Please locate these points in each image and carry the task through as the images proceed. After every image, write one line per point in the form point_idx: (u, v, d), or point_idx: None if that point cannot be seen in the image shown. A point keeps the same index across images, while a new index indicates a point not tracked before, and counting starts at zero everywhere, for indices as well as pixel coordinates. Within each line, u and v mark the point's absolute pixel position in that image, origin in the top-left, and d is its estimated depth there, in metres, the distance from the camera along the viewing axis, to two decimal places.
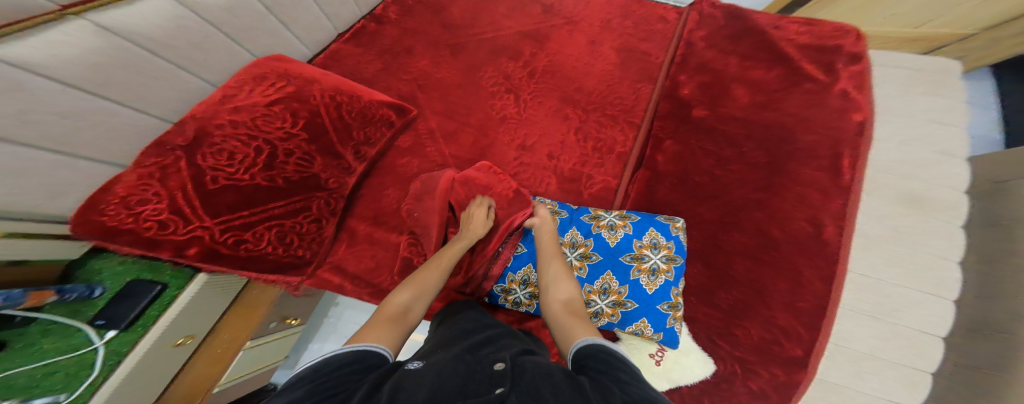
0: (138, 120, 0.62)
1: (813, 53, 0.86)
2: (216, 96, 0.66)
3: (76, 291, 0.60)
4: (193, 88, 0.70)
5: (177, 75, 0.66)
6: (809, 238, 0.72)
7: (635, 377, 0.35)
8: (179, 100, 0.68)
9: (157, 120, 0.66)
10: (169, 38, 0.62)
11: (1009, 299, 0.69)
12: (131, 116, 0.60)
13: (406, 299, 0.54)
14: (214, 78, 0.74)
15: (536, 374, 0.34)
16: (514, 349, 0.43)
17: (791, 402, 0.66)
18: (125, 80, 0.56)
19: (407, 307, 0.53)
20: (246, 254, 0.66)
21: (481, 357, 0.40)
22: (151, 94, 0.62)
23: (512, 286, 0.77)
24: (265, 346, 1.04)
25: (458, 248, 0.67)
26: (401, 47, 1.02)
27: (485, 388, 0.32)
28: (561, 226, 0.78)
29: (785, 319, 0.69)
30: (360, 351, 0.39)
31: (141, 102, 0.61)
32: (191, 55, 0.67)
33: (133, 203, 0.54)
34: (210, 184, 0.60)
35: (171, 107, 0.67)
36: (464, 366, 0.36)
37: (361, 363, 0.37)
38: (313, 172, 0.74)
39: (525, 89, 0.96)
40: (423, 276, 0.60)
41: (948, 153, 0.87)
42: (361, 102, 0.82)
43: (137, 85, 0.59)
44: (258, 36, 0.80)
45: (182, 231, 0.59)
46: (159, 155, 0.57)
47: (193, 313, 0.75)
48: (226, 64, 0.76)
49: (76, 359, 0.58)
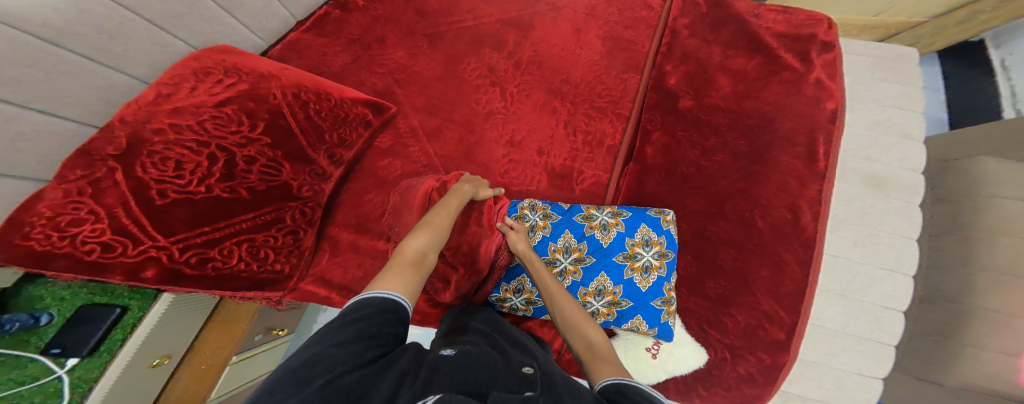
0: (52, 124, 0.52)
1: (790, 41, 0.88)
2: (150, 96, 0.57)
3: (19, 320, 0.52)
4: (113, 84, 0.61)
5: (91, 69, 0.57)
6: (788, 224, 0.75)
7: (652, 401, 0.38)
8: (98, 100, 0.59)
9: (76, 125, 0.57)
10: (72, 24, 0.51)
11: (961, 274, 0.78)
12: (41, 120, 0.50)
13: (421, 245, 0.54)
14: (138, 72, 0.65)
15: (563, 388, 0.36)
16: (540, 357, 0.46)
17: (776, 383, 0.71)
18: (24, 78, 0.46)
19: (424, 254, 0.53)
20: (214, 273, 0.60)
21: (510, 358, 0.43)
22: (59, 93, 0.52)
23: (506, 295, 0.76)
24: (248, 359, 0.97)
25: (459, 199, 0.67)
26: (373, 36, 0.94)
27: (515, 389, 0.35)
28: (555, 230, 0.76)
29: (768, 305, 0.72)
30: (397, 303, 0.41)
31: (50, 103, 0.51)
32: (104, 45, 0.57)
33: (64, 224, 0.46)
34: (158, 199, 0.53)
35: (89, 109, 0.58)
36: (495, 363, 0.39)
37: (398, 315, 0.40)
38: (281, 180, 0.68)
39: (511, 81, 0.92)
40: (433, 224, 0.59)
41: (908, 137, 0.92)
42: (331, 101, 0.75)
43: (39, 83, 0.49)
44: (193, 23, 0.71)
45: (133, 252, 0.51)
46: (88, 166, 0.48)
47: (166, 331, 0.72)
48: (154, 56, 0.67)
49: (36, 389, 0.53)
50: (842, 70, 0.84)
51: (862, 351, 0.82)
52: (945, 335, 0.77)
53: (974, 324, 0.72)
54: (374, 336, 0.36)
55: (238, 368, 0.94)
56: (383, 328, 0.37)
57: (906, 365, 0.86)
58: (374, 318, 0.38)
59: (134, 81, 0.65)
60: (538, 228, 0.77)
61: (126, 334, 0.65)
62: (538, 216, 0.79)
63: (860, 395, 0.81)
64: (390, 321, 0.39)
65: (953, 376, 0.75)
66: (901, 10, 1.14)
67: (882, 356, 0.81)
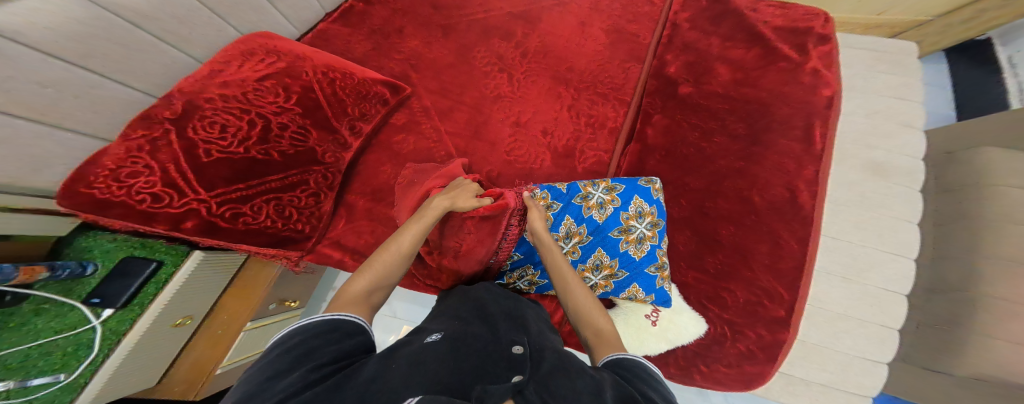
0: (122, 93, 0.61)
1: (787, 34, 0.91)
2: (204, 71, 0.67)
3: (70, 268, 0.56)
4: (178, 64, 0.69)
5: (161, 49, 0.65)
6: (786, 202, 0.79)
7: (649, 373, 0.40)
8: (164, 75, 0.67)
9: (141, 94, 0.65)
10: (153, 11, 0.60)
11: (961, 258, 0.78)
12: (113, 88, 0.59)
13: (366, 282, 0.47)
14: (199, 54, 0.73)
15: (552, 364, 0.36)
16: (532, 330, 0.48)
17: (777, 359, 0.74)
18: (108, 52, 0.55)
19: (369, 291, 0.47)
20: (245, 228, 0.66)
21: (500, 335, 0.43)
22: (133, 67, 0.61)
23: (511, 281, 0.78)
24: (264, 329, 1.01)
25: (431, 217, 0.56)
26: (391, 27, 1.00)
27: (503, 373, 0.35)
28: (554, 220, 0.73)
29: (767, 281, 0.76)
30: (335, 320, 0.39)
31: (124, 74, 0.60)
32: (175, 28, 0.65)
33: (123, 176, 0.54)
34: (203, 157, 0.61)
35: (154, 82, 0.66)
36: (482, 345, 0.39)
37: (339, 332, 0.38)
38: (308, 146, 0.75)
39: (518, 68, 0.97)
40: (389, 250, 0.51)
41: (907, 125, 0.94)
42: (354, 79, 0.82)
43: (119, 58, 0.58)
44: (244, 12, 0.78)
45: (178, 204, 0.59)
46: (148, 127, 0.58)
47: (189, 294, 0.74)
48: (211, 39, 0.74)
49: (72, 339, 0.58)
50: (839, 60, 0.87)
51: (864, 334, 0.82)
52: (950, 323, 0.76)
53: (976, 311, 0.72)
54: (316, 357, 0.32)
55: (254, 336, 0.97)
56: (329, 347, 0.34)
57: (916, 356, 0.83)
58: (315, 338, 0.35)
59: (196, 62, 0.73)
60: None
61: (159, 288, 0.67)
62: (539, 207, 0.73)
63: (865, 380, 0.82)
64: (332, 339, 0.36)
65: (960, 365, 0.73)
66: (908, 7, 1.12)
67: (885, 339, 0.82)
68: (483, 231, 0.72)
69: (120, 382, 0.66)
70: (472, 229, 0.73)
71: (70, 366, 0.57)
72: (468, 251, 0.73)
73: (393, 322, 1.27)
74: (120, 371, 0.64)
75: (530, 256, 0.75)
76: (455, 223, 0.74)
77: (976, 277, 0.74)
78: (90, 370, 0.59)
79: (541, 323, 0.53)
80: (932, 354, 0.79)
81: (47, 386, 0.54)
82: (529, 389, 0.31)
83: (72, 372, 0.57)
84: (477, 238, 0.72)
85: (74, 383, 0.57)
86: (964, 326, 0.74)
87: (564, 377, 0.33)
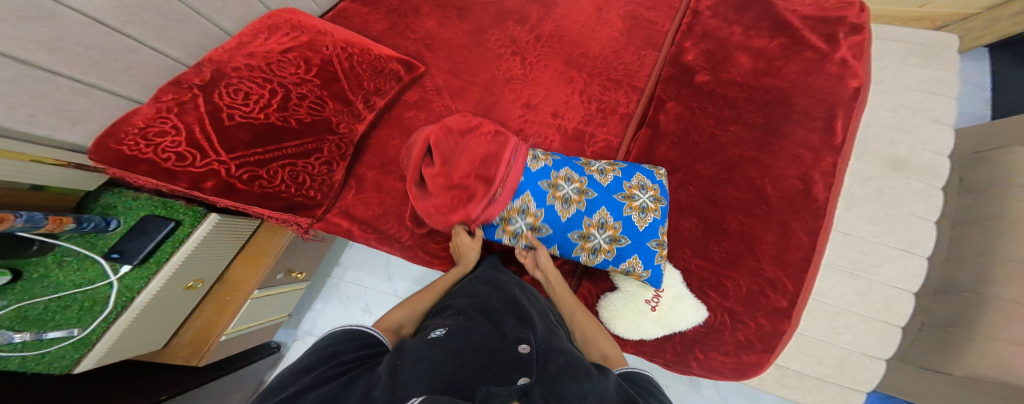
0: (156, 59, 0.65)
1: (816, 23, 0.86)
2: (233, 43, 0.71)
3: (93, 222, 0.59)
4: (209, 34, 0.73)
5: (195, 21, 0.69)
6: (798, 193, 0.76)
7: (636, 386, 0.45)
8: (194, 45, 0.71)
9: (174, 62, 0.69)
10: None
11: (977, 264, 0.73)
12: (149, 54, 0.63)
13: (401, 317, 0.60)
14: (230, 28, 0.77)
15: (559, 367, 0.40)
16: (539, 328, 0.49)
17: (774, 351, 0.73)
18: (148, 21, 0.59)
19: (402, 324, 0.59)
20: (260, 191, 0.69)
21: (507, 333, 0.45)
22: (170, 36, 0.65)
23: (511, 215, 0.70)
24: (270, 298, 1.03)
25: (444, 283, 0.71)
26: (409, 7, 1.01)
27: (507, 373, 0.37)
28: (555, 166, 0.72)
29: (772, 271, 0.74)
30: (358, 331, 0.46)
31: (161, 43, 0.64)
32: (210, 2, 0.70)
33: (151, 135, 0.58)
34: (226, 121, 0.65)
35: (185, 51, 0.70)
36: (489, 343, 0.41)
37: (361, 342, 0.44)
38: (324, 116, 0.78)
39: (531, 52, 0.97)
40: (420, 298, 0.66)
41: (937, 120, 0.89)
42: (371, 56, 0.85)
43: (158, 26, 0.62)
44: None
45: (200, 164, 0.62)
46: (177, 92, 0.62)
47: (201, 259, 0.76)
48: (240, 13, 0.78)
49: (89, 294, 0.62)
50: (869, 52, 0.82)
51: (866, 330, 0.80)
52: (955, 325, 0.73)
53: (987, 316, 0.68)
54: (337, 359, 0.39)
55: (260, 304, 1.00)
56: (348, 354, 0.41)
57: (911, 354, 0.81)
58: (337, 344, 0.42)
59: (225, 35, 0.78)
60: (539, 160, 0.72)
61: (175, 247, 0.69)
62: (539, 153, 0.74)
63: (859, 375, 0.81)
64: (354, 347, 0.43)
65: (955, 365, 0.71)
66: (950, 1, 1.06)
67: (887, 336, 0.80)
68: (492, 148, 0.71)
69: (130, 343, 0.69)
70: (484, 146, 0.71)
71: (84, 322, 0.62)
72: (484, 162, 0.69)
73: (393, 300, 1.28)
74: (132, 331, 0.67)
75: (529, 183, 0.69)
76: (468, 140, 0.71)
77: (988, 278, 0.70)
78: (103, 325, 0.63)
79: (543, 313, 0.56)
80: (927, 356, 0.77)
81: (61, 340, 0.59)
82: (533, 393, 0.35)
83: (85, 327, 0.61)
84: (488, 152, 0.70)
85: (84, 340, 0.62)
86: (964, 327, 0.71)
87: (569, 382, 0.37)
